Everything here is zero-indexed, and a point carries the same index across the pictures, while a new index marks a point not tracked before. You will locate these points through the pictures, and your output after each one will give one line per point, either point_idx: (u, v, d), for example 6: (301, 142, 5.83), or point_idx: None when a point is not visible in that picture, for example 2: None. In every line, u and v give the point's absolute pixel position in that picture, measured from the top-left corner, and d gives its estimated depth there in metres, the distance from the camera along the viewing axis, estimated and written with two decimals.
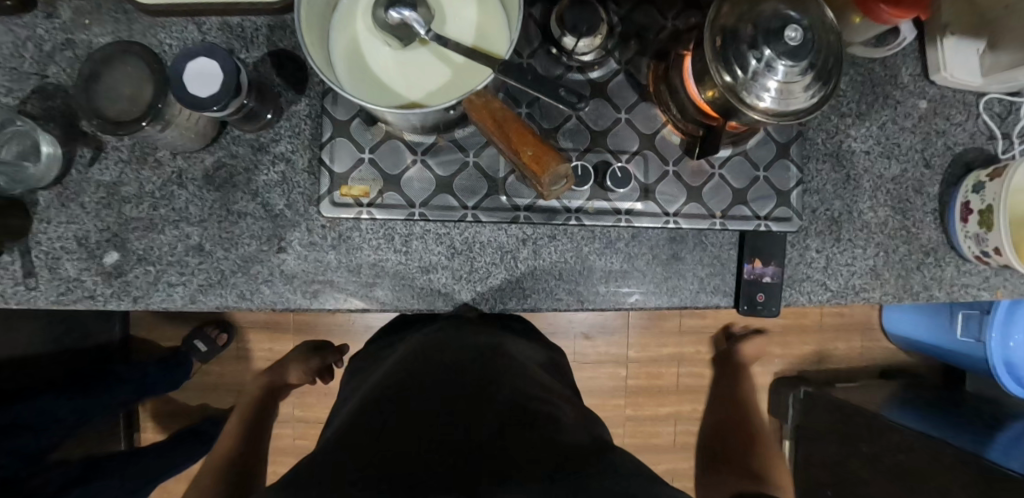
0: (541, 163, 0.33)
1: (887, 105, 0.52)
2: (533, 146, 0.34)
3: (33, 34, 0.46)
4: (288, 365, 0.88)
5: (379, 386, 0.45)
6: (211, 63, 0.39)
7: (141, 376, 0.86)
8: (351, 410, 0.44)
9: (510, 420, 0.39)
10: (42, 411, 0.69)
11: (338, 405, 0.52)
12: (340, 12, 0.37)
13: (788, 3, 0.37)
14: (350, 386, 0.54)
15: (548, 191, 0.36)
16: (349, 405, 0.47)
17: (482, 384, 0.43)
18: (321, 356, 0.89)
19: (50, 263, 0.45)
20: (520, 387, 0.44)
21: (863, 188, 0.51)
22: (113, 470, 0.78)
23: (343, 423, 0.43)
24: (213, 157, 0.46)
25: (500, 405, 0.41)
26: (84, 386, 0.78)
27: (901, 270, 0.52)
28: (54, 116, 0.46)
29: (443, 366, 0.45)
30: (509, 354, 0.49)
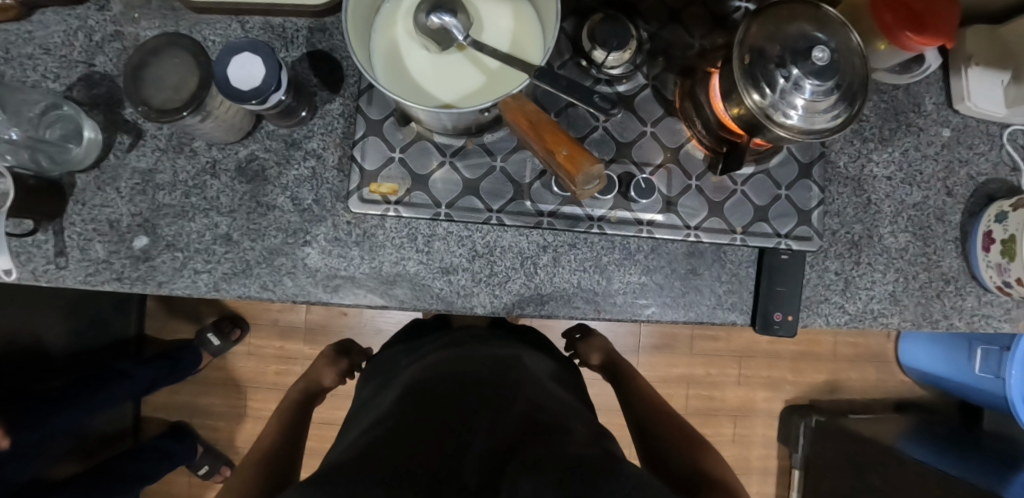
0: (575, 162, 0.33)
1: (909, 132, 0.52)
2: (568, 145, 0.34)
3: (85, 24, 0.49)
4: (317, 368, 0.74)
5: (399, 392, 0.46)
6: (255, 58, 0.40)
7: (152, 372, 0.88)
8: (371, 421, 0.44)
9: (525, 430, 0.39)
10: (51, 412, 0.72)
11: (356, 412, 0.53)
12: (383, 15, 0.38)
13: (815, 24, 0.39)
14: (367, 394, 0.55)
15: (581, 191, 0.36)
16: (368, 415, 0.47)
17: (498, 397, 0.44)
18: (350, 357, 0.78)
19: (82, 244, 0.47)
20: (534, 398, 0.44)
21: (884, 213, 0.52)
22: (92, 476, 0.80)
23: (361, 432, 0.43)
24: (246, 150, 0.48)
25: (515, 417, 0.41)
26: (94, 381, 0.80)
27: (921, 297, 0.51)
28: (96, 103, 0.48)
29: (460, 378, 0.46)
30: (525, 370, 0.49)
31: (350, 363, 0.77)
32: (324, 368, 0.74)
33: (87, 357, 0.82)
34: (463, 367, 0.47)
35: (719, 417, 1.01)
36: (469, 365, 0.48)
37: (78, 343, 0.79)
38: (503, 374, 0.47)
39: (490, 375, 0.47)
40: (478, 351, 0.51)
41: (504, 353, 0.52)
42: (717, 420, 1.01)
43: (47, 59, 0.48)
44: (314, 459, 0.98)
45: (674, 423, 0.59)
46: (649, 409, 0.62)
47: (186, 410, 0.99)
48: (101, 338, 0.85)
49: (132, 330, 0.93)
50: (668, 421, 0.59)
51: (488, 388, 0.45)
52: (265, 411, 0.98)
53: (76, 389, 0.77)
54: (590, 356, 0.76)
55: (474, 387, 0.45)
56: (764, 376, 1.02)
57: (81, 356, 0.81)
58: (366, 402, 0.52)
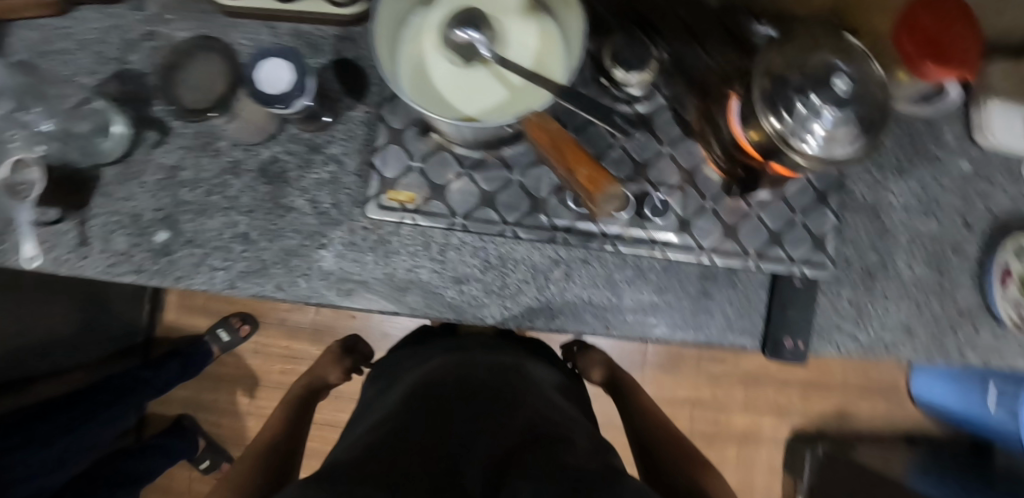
0: (596, 183, 0.35)
1: (928, 162, 0.52)
2: (588, 166, 0.35)
3: (120, 24, 0.50)
4: (321, 366, 0.75)
5: (405, 394, 0.46)
6: (286, 64, 0.42)
7: (168, 378, 0.90)
8: (376, 420, 0.45)
9: (526, 439, 0.39)
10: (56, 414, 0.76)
11: (359, 413, 0.53)
12: (411, 27, 0.38)
13: (837, 53, 0.39)
14: (371, 396, 0.55)
15: (600, 207, 0.37)
16: (372, 416, 0.47)
17: (503, 405, 0.44)
18: (354, 355, 0.79)
19: (105, 235, 0.49)
20: (539, 409, 0.44)
21: (899, 243, 0.51)
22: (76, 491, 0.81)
23: (366, 430, 0.44)
24: (269, 152, 0.49)
25: (519, 426, 0.41)
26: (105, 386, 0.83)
27: (935, 329, 0.51)
28: (127, 99, 0.50)
29: (466, 386, 0.46)
30: (529, 380, 0.49)
31: (356, 361, 0.78)
32: (329, 365, 0.74)
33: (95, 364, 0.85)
34: (470, 374, 0.48)
35: (723, 441, 1.00)
36: (475, 372, 0.48)
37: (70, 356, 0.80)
38: (507, 382, 0.48)
39: (497, 383, 0.47)
40: (483, 359, 0.51)
41: (508, 361, 0.52)
42: (721, 443, 1.00)
43: (84, 55, 0.50)
44: (314, 460, 0.98)
45: (676, 440, 0.58)
46: (651, 425, 0.61)
47: (191, 404, 0.99)
48: (105, 348, 0.87)
49: (143, 331, 0.95)
50: (671, 438, 0.59)
51: (493, 395, 0.45)
52: (269, 409, 0.99)
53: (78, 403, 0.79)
54: (592, 371, 0.76)
55: (478, 394, 0.45)
56: (772, 402, 1.01)
57: (72, 370, 0.81)
58: (370, 404, 0.53)
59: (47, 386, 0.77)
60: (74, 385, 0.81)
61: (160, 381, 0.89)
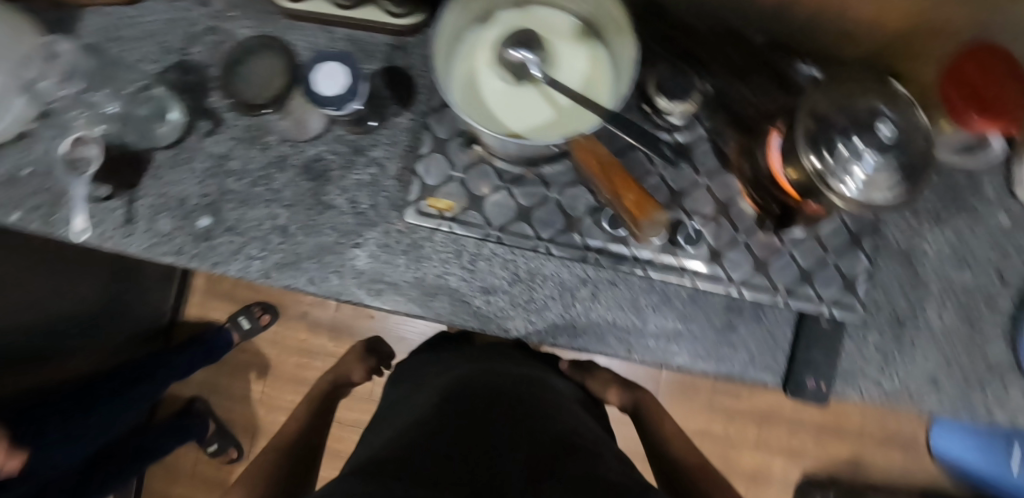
0: (642, 207, 0.37)
1: (966, 213, 0.52)
2: (636, 192, 0.38)
3: (186, 17, 0.53)
4: (346, 363, 0.76)
5: (435, 397, 0.47)
6: (341, 67, 0.43)
7: (187, 366, 0.92)
8: (405, 421, 0.45)
9: (555, 445, 0.40)
10: (84, 394, 0.77)
11: (381, 416, 0.54)
12: (466, 43, 0.40)
13: (883, 98, 0.40)
14: (392, 399, 0.56)
15: (643, 233, 0.40)
16: (399, 417, 0.48)
17: (526, 414, 0.44)
18: (379, 353, 0.80)
19: (150, 215, 0.51)
20: (567, 423, 0.44)
21: (931, 293, 0.51)
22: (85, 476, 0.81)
23: (395, 431, 0.45)
24: (315, 150, 0.50)
25: (543, 432, 0.41)
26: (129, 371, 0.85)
27: (962, 383, 0.50)
28: (186, 88, 0.52)
29: (495, 392, 0.47)
30: (550, 394, 0.50)
31: (379, 361, 0.79)
32: (353, 364, 0.75)
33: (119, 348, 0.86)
34: (498, 381, 0.48)
35: (730, 477, 0.99)
36: (503, 381, 0.49)
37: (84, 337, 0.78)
38: (530, 394, 0.48)
39: (525, 393, 0.48)
40: (508, 369, 0.52)
41: (529, 374, 0.52)
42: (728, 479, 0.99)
43: (149, 44, 0.53)
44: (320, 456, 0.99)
45: (711, 471, 0.55)
46: (684, 456, 0.58)
47: (206, 387, 1.02)
48: (123, 327, 0.85)
49: (168, 316, 0.98)
50: (705, 470, 0.55)
51: (517, 404, 0.45)
52: (281, 400, 1.00)
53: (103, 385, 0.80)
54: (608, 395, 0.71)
55: (502, 401, 0.45)
56: (785, 443, 0.99)
57: (85, 353, 0.79)
58: (392, 407, 0.53)
59: (56, 373, 0.75)
60: (82, 370, 0.80)
61: (180, 369, 0.91)
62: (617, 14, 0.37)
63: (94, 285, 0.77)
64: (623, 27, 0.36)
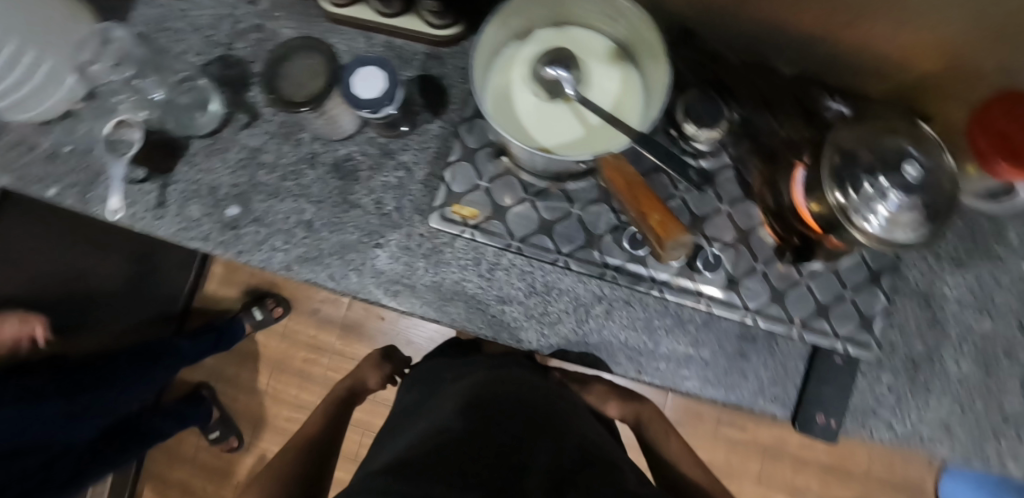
0: (666, 229, 0.37)
1: (988, 259, 0.51)
2: (661, 212, 0.38)
3: (233, 14, 0.55)
4: (362, 370, 0.74)
5: (455, 395, 0.47)
6: (380, 72, 0.44)
7: (194, 352, 0.91)
8: (424, 418, 0.45)
9: (576, 456, 0.39)
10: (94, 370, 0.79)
11: (396, 421, 0.53)
12: (502, 57, 0.41)
13: (910, 140, 0.40)
14: (409, 403, 0.55)
15: (666, 253, 0.40)
16: (418, 416, 0.48)
17: (548, 426, 0.43)
18: (393, 361, 0.77)
19: (181, 201, 0.53)
20: (586, 437, 0.44)
21: (949, 336, 0.50)
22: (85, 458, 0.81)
23: (415, 428, 0.44)
24: (345, 150, 0.52)
25: (566, 446, 0.41)
26: (141, 350, 0.86)
27: (976, 431, 0.49)
28: (226, 82, 0.54)
29: (516, 396, 0.47)
30: (571, 411, 0.49)
31: (394, 368, 0.76)
32: (369, 370, 0.74)
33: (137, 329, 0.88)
34: (518, 388, 0.48)
35: None
36: (522, 388, 0.49)
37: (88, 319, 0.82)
38: (551, 408, 0.47)
39: (545, 403, 0.47)
40: (526, 377, 0.52)
41: (547, 388, 0.52)
42: None
43: (196, 37, 0.55)
44: None
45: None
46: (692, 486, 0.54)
47: (214, 374, 1.03)
48: (139, 314, 0.88)
49: (182, 302, 0.98)
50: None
51: (539, 417, 0.44)
52: (285, 394, 1.01)
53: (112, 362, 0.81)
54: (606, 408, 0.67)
55: (523, 411, 0.45)
56: (788, 480, 0.97)
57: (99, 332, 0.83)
58: (408, 412, 0.52)
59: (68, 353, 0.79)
60: (91, 350, 0.83)
61: (189, 354, 0.90)
62: (651, 38, 0.37)
63: (105, 262, 0.81)
64: (658, 51, 0.37)
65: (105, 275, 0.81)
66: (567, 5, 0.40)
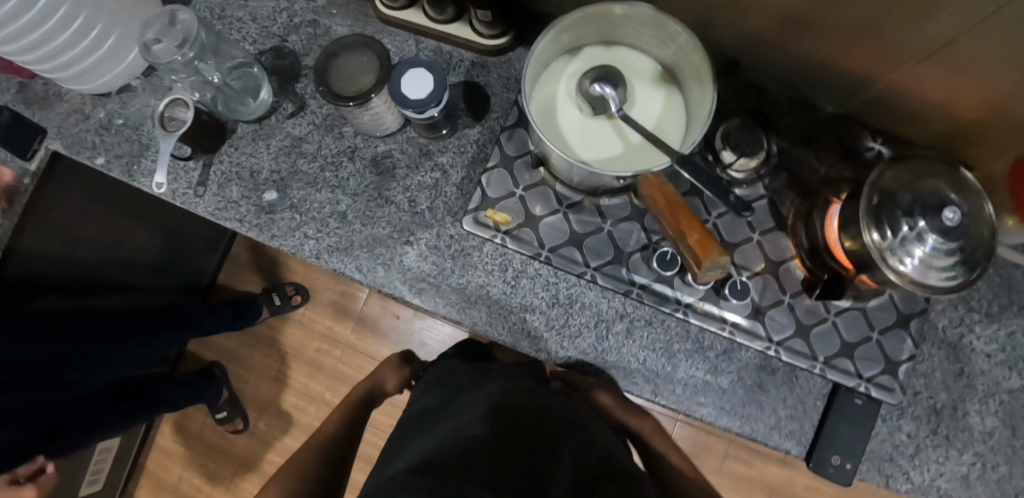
0: (706, 249, 0.36)
1: (1022, 314, 0.50)
2: (701, 232, 0.37)
3: (290, 7, 0.57)
4: (381, 371, 0.71)
5: (480, 393, 0.47)
6: (428, 74, 0.46)
7: (212, 323, 0.92)
8: (449, 412, 0.46)
9: (595, 468, 0.38)
10: (121, 324, 0.76)
11: (411, 423, 0.51)
12: (549, 70, 0.42)
13: (952, 185, 0.39)
14: (423, 404, 0.53)
15: (703, 276, 0.38)
16: (443, 408, 0.48)
17: (570, 431, 0.42)
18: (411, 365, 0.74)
19: (222, 181, 0.54)
20: (607, 447, 0.43)
21: (975, 390, 0.49)
22: (105, 408, 0.81)
23: (440, 423, 0.45)
24: (385, 147, 0.53)
25: (585, 462, 0.38)
26: (165, 313, 0.84)
27: (997, 491, 0.48)
28: (278, 71, 0.56)
29: (539, 397, 0.46)
30: (591, 420, 0.46)
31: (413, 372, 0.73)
32: (387, 373, 0.71)
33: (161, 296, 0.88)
34: (542, 389, 0.48)
35: None
36: (546, 391, 0.48)
37: (107, 278, 0.79)
38: (572, 413, 0.46)
39: (568, 405, 0.47)
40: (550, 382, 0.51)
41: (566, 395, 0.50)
42: None
43: (253, 26, 0.57)
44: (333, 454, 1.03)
45: None
46: None
47: (227, 356, 1.04)
48: (161, 281, 0.88)
49: (208, 278, 1.01)
50: None
51: (561, 419, 0.44)
52: (295, 382, 1.02)
53: (140, 316, 0.80)
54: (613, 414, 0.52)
55: (543, 421, 0.42)
56: None
57: (117, 293, 0.81)
58: (424, 413, 0.51)
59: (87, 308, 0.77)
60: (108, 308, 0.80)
61: (210, 324, 0.91)
62: (699, 64, 0.38)
63: (142, 231, 0.82)
64: (705, 77, 0.37)
65: (134, 235, 0.81)
66: (618, 28, 0.40)
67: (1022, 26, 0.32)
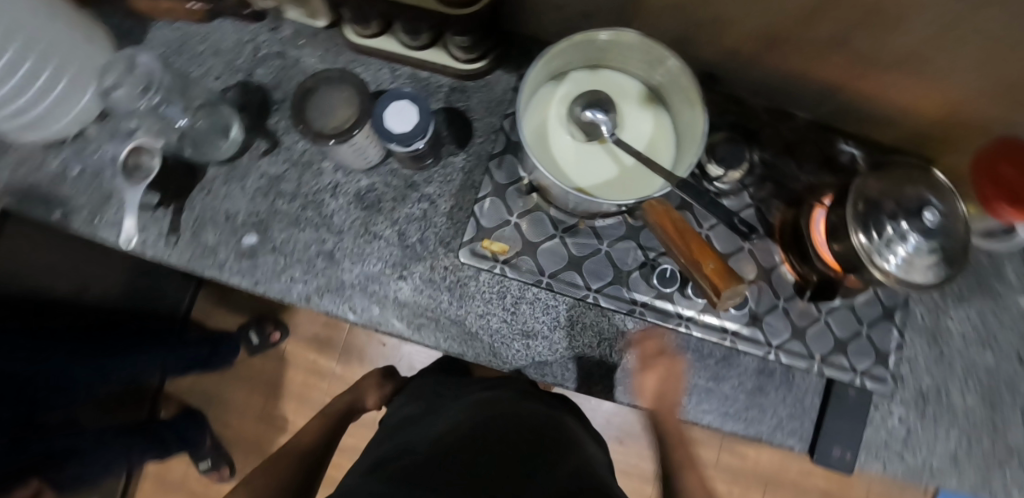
0: (722, 276, 0.37)
1: (988, 295, 0.54)
2: (715, 260, 0.37)
3: (255, 40, 0.54)
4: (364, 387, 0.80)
5: (461, 415, 0.48)
6: (412, 106, 0.45)
7: (189, 352, 0.88)
8: (429, 432, 0.47)
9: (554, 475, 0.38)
10: (104, 351, 0.70)
11: (394, 434, 0.51)
12: (538, 96, 0.41)
13: (930, 189, 0.41)
14: (409, 420, 0.53)
15: (722, 303, 0.39)
16: (430, 424, 0.50)
17: (543, 444, 0.43)
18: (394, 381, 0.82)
19: (196, 228, 0.51)
20: (581, 458, 0.42)
21: (955, 371, 0.52)
22: (97, 440, 0.74)
23: (420, 440, 0.47)
24: (369, 181, 0.52)
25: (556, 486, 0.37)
26: (141, 339, 0.79)
27: (983, 465, 0.51)
28: (247, 107, 0.53)
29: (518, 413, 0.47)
30: (575, 442, 0.45)
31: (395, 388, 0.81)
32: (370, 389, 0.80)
33: (144, 328, 0.80)
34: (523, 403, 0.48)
35: None
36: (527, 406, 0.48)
37: (91, 309, 0.70)
38: (551, 428, 0.45)
39: (547, 421, 0.46)
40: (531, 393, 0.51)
41: (550, 412, 0.49)
42: None
43: (216, 60, 0.54)
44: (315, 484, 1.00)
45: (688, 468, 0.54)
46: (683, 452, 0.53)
47: (205, 399, 0.99)
48: (141, 311, 0.80)
49: (184, 307, 0.94)
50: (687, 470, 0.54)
51: (538, 435, 0.44)
52: (280, 421, 0.98)
53: (118, 339, 0.74)
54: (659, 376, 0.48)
55: (515, 443, 0.42)
56: None
57: (104, 318, 0.72)
58: (413, 427, 0.51)
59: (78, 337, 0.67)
60: (100, 338, 0.71)
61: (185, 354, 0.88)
62: (688, 86, 0.38)
63: (121, 258, 0.75)
64: (694, 98, 0.38)
65: (110, 261, 0.73)
66: (605, 53, 0.41)
67: (990, 28, 0.34)
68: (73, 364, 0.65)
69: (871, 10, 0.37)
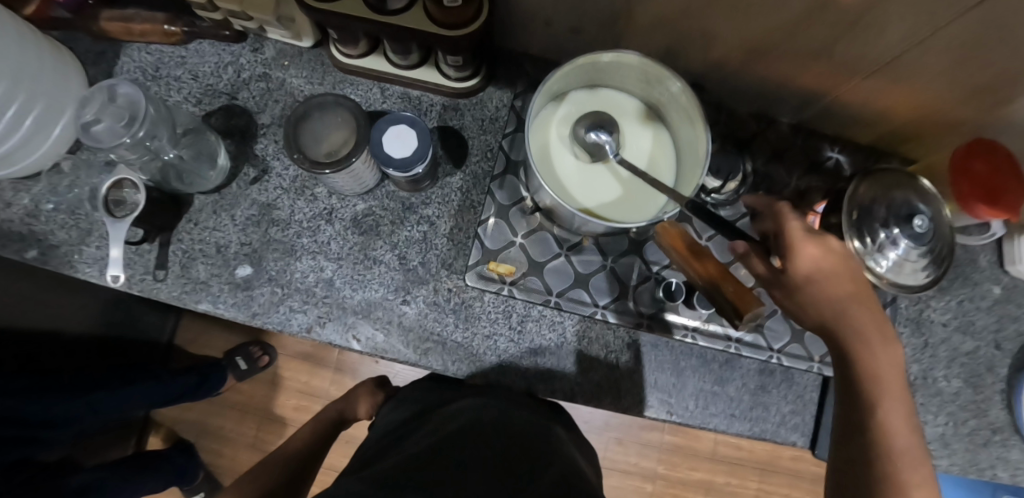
0: (742, 297, 0.35)
1: (966, 284, 0.57)
2: (734, 284, 0.36)
3: (236, 61, 0.52)
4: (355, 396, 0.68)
5: (442, 418, 0.44)
6: (410, 130, 0.44)
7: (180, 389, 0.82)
8: (410, 438, 0.44)
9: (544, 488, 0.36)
10: (96, 386, 0.67)
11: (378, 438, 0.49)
12: (539, 118, 0.41)
13: (918, 195, 0.43)
14: (391, 424, 0.50)
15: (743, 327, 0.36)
16: (410, 429, 0.46)
17: (531, 454, 0.40)
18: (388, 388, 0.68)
19: (184, 262, 0.49)
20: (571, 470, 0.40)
21: (940, 357, 0.55)
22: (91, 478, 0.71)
23: (398, 446, 0.44)
24: (364, 205, 0.51)
25: None
26: (128, 371, 0.75)
27: (969, 444, 0.54)
28: (232, 133, 0.52)
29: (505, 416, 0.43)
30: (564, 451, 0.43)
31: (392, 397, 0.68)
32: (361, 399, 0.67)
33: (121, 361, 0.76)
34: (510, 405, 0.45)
35: None
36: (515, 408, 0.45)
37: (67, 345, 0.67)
38: (541, 436, 0.43)
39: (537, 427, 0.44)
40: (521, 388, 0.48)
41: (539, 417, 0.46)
42: None
43: (194, 84, 0.52)
44: None
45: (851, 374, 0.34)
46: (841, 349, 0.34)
47: (194, 427, 0.96)
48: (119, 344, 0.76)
49: (166, 337, 0.91)
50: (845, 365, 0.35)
51: (527, 444, 0.41)
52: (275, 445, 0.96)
53: (106, 374, 0.70)
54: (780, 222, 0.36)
55: (501, 452, 0.39)
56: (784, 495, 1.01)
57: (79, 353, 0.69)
58: (393, 434, 0.48)
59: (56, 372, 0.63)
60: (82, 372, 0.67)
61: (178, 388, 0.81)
62: (688, 104, 0.39)
63: (100, 290, 0.71)
64: (695, 118, 0.38)
65: (88, 295, 0.70)
66: (604, 73, 0.41)
67: (971, 38, 0.36)
68: (63, 400, 0.62)
69: (854, 22, 0.38)
